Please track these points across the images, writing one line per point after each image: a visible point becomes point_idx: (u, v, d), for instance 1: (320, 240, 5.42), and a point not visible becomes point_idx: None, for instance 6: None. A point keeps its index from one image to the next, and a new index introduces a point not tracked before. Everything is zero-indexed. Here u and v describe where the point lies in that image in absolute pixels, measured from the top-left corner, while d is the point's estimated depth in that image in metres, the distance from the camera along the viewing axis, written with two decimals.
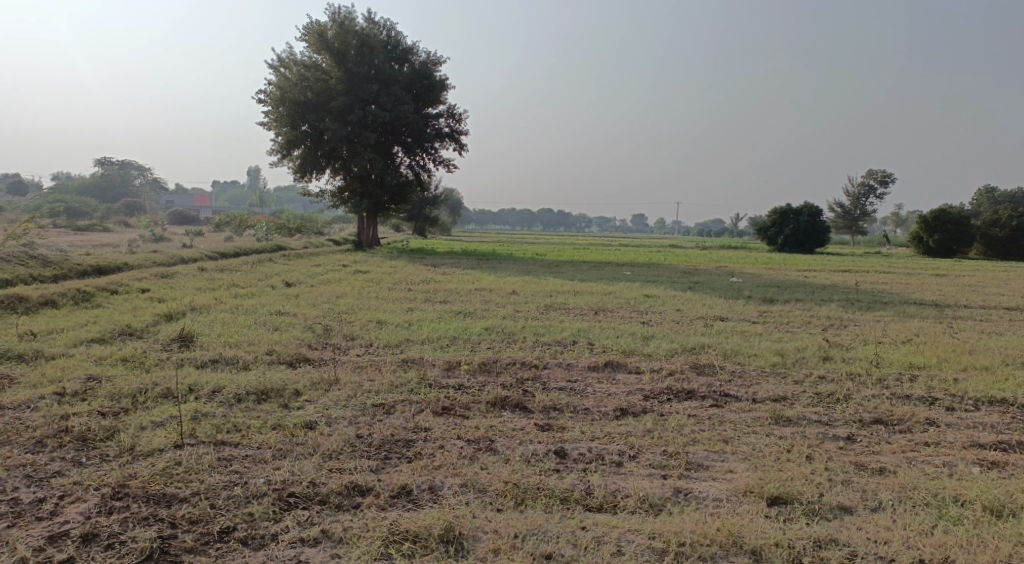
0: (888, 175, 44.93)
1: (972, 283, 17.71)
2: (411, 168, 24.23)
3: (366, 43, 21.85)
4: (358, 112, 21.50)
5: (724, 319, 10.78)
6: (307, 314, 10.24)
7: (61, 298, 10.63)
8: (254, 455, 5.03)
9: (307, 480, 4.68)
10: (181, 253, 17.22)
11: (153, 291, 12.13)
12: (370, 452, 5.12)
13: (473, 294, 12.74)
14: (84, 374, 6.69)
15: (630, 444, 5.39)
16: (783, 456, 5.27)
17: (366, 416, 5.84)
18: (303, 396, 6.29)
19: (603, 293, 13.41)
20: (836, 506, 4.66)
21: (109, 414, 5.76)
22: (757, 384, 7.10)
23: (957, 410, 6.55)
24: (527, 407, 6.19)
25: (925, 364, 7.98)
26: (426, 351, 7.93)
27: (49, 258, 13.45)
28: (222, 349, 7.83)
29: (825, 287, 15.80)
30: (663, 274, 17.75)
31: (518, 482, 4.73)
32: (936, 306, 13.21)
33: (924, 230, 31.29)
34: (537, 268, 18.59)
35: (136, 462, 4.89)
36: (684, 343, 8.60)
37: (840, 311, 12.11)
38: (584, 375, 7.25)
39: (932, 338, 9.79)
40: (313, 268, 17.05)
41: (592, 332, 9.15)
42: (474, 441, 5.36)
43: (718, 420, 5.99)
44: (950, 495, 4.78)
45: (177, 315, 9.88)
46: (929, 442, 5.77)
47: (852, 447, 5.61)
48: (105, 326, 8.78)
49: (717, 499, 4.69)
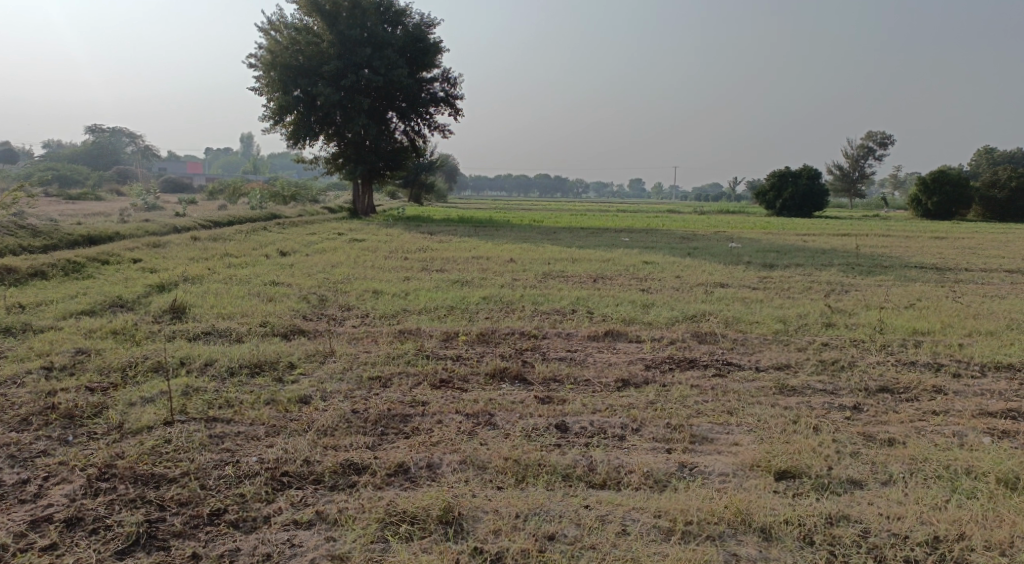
0: (887, 136, 44.53)
1: (972, 245, 17.51)
2: (406, 134, 23.88)
3: (357, 5, 21.39)
4: (350, 77, 21.12)
5: (724, 285, 10.62)
6: (302, 284, 10.05)
7: (50, 269, 10.42)
8: (247, 432, 4.88)
9: (301, 458, 4.54)
10: (173, 222, 16.96)
11: (145, 261, 11.92)
12: (366, 428, 4.99)
13: (470, 262, 12.55)
14: (72, 348, 6.53)
15: (632, 417, 5.25)
16: (790, 428, 5.14)
17: (362, 389, 5.70)
18: (297, 369, 6.14)
19: (601, 259, 13.21)
20: (846, 480, 4.54)
21: (98, 390, 5.61)
22: (760, 352, 6.97)
23: (964, 377, 6.42)
24: (526, 379, 6.05)
25: (929, 330, 7.85)
26: (423, 321, 7.77)
27: (38, 227, 13.20)
28: (215, 321, 7.66)
29: (826, 251, 15.62)
30: (661, 239, 17.54)
31: (518, 459, 4.59)
32: (936, 270, 13.05)
33: (923, 191, 31.01)
34: (534, 235, 18.34)
35: (124, 440, 4.74)
36: (684, 310, 8.44)
37: (840, 275, 11.96)
38: (584, 345, 7.10)
39: (935, 303, 9.65)
40: (308, 236, 16.84)
41: (592, 300, 8.98)
42: (473, 415, 5.22)
43: (721, 390, 5.86)
44: (961, 466, 4.66)
45: (169, 286, 9.69)
46: (938, 411, 5.64)
47: (860, 416, 5.48)
48: (96, 298, 8.59)
49: (723, 474, 4.57)
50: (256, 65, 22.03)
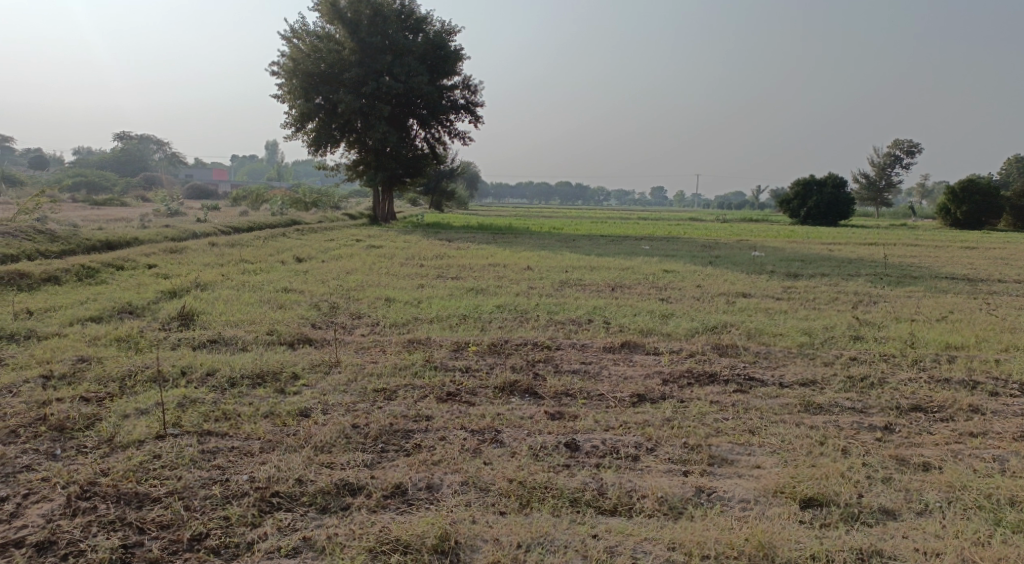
0: (915, 144, 43.77)
1: (1004, 256, 16.95)
2: (426, 140, 23.68)
3: (379, 13, 21.24)
4: (371, 84, 21.00)
5: (747, 295, 10.29)
6: (315, 291, 9.85)
7: (64, 274, 10.31)
8: (241, 447, 4.65)
9: (294, 478, 4.30)
10: (192, 227, 16.91)
11: (159, 267, 11.80)
12: (366, 445, 4.73)
13: (486, 270, 12.29)
14: (74, 355, 6.34)
15: (647, 436, 4.96)
16: (816, 450, 4.81)
17: (366, 403, 5.44)
18: (300, 380, 5.90)
19: (620, 268, 12.90)
20: (877, 509, 4.21)
21: (93, 401, 5.40)
22: (784, 366, 6.64)
23: (1002, 396, 6.05)
24: (537, 393, 5.77)
25: (963, 344, 7.47)
26: (434, 331, 7.51)
27: (57, 232, 13.14)
28: (222, 328, 7.47)
29: (852, 261, 15.21)
30: (683, 248, 17.19)
31: (524, 481, 4.31)
32: (968, 281, 12.59)
33: (952, 201, 30.41)
34: (553, 242, 18.03)
35: (112, 455, 4.53)
36: (704, 321, 8.11)
37: (869, 285, 11.55)
38: (600, 357, 6.80)
39: (968, 315, 9.24)
40: (326, 243, 16.70)
41: (609, 310, 8.68)
42: (479, 432, 4.94)
43: (743, 408, 5.53)
44: (1004, 496, 4.31)
45: (181, 292, 9.54)
46: (975, 433, 5.29)
47: (891, 438, 5.15)
48: (105, 304, 8.44)
49: (744, 501, 4.26)
50: (278, 72, 22.01)
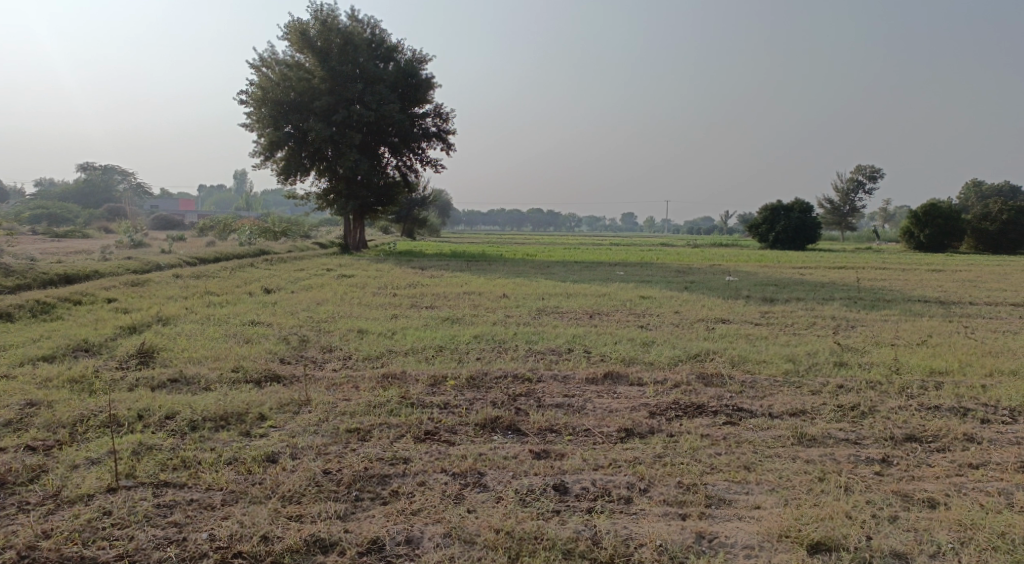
0: (877, 170, 44.52)
1: (971, 278, 17.07)
2: (397, 168, 23.40)
3: (349, 42, 21.04)
4: (342, 112, 20.72)
5: (725, 321, 10.11)
6: (283, 324, 9.46)
7: (17, 311, 9.80)
8: (201, 500, 4.27)
9: (259, 535, 3.96)
10: (157, 259, 16.41)
11: (120, 301, 11.31)
12: (339, 493, 4.38)
13: (461, 299, 11.99)
14: (21, 399, 5.89)
15: (639, 475, 4.66)
16: (817, 488, 4.56)
17: (338, 445, 5.09)
18: (267, 421, 5.53)
19: (597, 294, 12.69)
20: (888, 553, 3.98)
21: (39, 450, 4.99)
22: (773, 395, 6.40)
23: (995, 423, 5.87)
24: (520, 429, 5.46)
25: (947, 369, 7.31)
26: (409, 364, 7.18)
27: (11, 266, 12.59)
28: (184, 366, 7.06)
29: (824, 284, 15.17)
30: (657, 273, 17.06)
31: (512, 532, 4.01)
32: (940, 303, 12.58)
33: (915, 224, 30.76)
34: (527, 269, 17.79)
35: (58, 513, 4.15)
36: (686, 349, 7.88)
37: (845, 310, 11.45)
38: (583, 389, 6.50)
39: (947, 339, 9.13)
40: (296, 272, 16.33)
41: (588, 339, 8.42)
42: (460, 475, 4.62)
43: (735, 441, 5.28)
44: (1018, 535, 4.09)
45: (142, 327, 9.10)
46: (975, 464, 5.09)
47: (891, 471, 4.91)
48: (59, 342, 7.97)
49: (747, 547, 4.01)
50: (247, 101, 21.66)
